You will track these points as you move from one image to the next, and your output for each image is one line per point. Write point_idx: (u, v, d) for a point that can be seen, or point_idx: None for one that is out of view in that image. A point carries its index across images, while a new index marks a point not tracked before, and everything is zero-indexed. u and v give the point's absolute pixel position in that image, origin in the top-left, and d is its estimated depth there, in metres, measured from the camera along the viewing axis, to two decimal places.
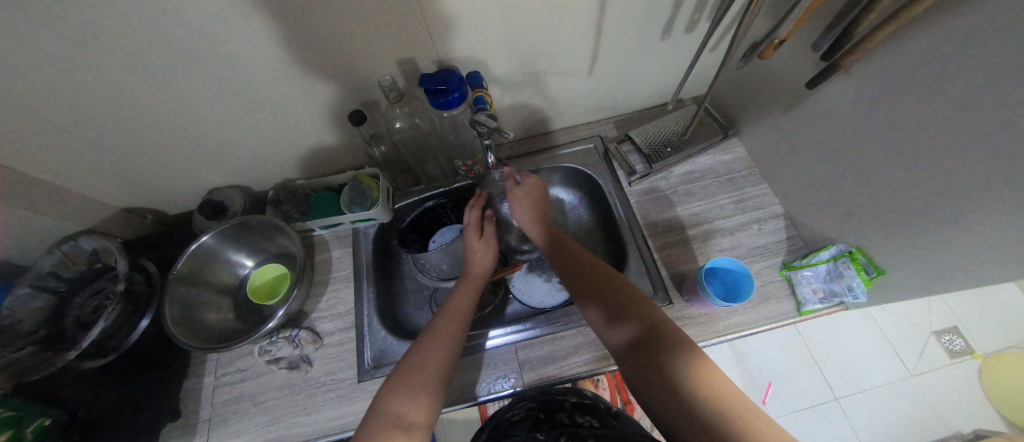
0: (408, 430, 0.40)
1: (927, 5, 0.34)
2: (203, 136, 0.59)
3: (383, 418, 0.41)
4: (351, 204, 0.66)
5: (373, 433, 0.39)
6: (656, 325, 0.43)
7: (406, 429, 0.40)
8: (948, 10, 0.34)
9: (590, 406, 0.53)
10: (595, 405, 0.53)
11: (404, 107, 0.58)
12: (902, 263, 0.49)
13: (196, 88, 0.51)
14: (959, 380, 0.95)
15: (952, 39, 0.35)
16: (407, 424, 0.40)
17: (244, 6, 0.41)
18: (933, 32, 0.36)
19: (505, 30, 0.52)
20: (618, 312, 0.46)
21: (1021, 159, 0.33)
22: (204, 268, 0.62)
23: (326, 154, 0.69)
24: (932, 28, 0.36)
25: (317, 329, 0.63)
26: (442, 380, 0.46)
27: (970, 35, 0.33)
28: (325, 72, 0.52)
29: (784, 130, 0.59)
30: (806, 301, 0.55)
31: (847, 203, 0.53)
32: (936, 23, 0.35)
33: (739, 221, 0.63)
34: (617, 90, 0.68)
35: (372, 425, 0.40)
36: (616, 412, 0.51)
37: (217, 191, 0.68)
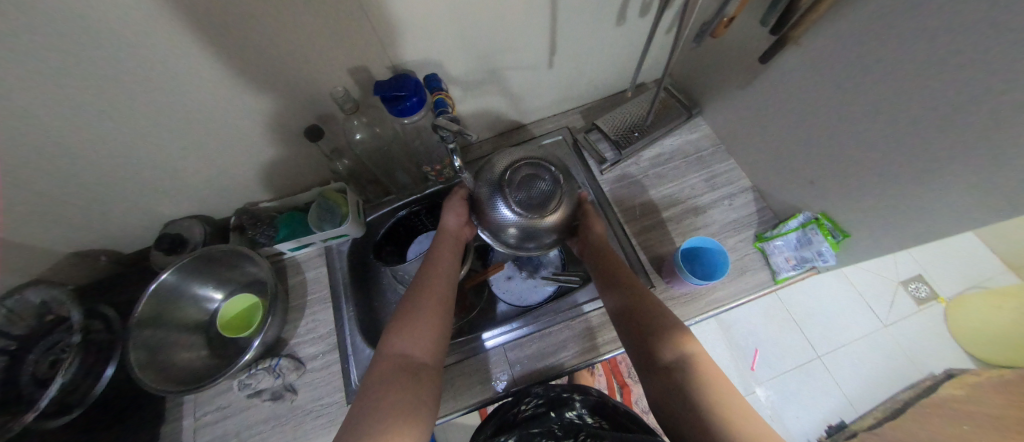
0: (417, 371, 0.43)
1: None
2: (149, 168, 0.55)
3: (392, 362, 0.43)
4: (320, 222, 0.63)
5: (384, 377, 0.42)
6: (661, 311, 0.45)
7: (416, 370, 0.43)
8: None
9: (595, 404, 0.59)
10: (602, 403, 0.58)
11: (363, 117, 0.57)
12: (864, 224, 0.51)
13: (132, 118, 0.47)
14: (927, 325, 1.01)
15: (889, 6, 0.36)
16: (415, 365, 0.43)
17: (170, 26, 0.38)
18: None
19: (458, 29, 0.50)
20: (622, 287, 0.49)
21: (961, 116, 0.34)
22: (168, 306, 0.59)
23: (288, 173, 0.66)
24: None
25: (299, 355, 0.60)
26: (442, 316, 0.48)
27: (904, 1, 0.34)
28: (272, 89, 0.49)
29: (744, 105, 0.60)
30: (780, 270, 0.57)
31: (809, 171, 0.54)
32: None
33: (710, 198, 0.64)
34: (581, 80, 0.68)
35: (381, 367, 0.43)
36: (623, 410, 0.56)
37: (174, 224, 0.65)
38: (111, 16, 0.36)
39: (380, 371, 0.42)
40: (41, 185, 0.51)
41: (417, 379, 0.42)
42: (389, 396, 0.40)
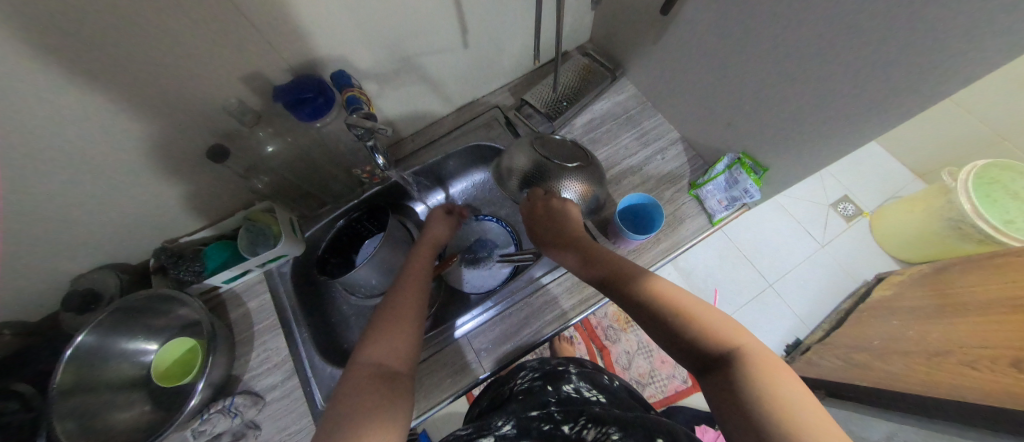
0: (393, 376, 0.40)
1: None
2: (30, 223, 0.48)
3: (365, 369, 0.40)
4: (252, 246, 0.59)
5: (357, 385, 0.38)
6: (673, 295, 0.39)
7: (390, 376, 0.40)
8: None
9: (591, 377, 0.58)
10: (594, 376, 0.59)
11: (269, 128, 0.53)
12: (779, 156, 0.54)
13: None
14: (856, 239, 1.12)
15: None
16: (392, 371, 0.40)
17: None
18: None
19: (356, 20, 0.47)
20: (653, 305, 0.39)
21: None
22: (92, 368, 0.53)
23: (204, 201, 0.60)
24: None
25: (256, 389, 0.57)
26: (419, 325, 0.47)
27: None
28: (157, 114, 0.44)
29: (660, 59, 0.62)
30: (715, 212, 0.60)
31: (727, 114, 0.57)
32: None
33: (644, 155, 0.66)
34: (502, 56, 0.67)
35: (354, 374, 0.40)
36: (614, 388, 0.57)
37: (82, 279, 0.58)
38: None
39: (354, 381, 0.39)
40: None
41: (395, 384, 0.39)
42: (364, 401, 0.36)
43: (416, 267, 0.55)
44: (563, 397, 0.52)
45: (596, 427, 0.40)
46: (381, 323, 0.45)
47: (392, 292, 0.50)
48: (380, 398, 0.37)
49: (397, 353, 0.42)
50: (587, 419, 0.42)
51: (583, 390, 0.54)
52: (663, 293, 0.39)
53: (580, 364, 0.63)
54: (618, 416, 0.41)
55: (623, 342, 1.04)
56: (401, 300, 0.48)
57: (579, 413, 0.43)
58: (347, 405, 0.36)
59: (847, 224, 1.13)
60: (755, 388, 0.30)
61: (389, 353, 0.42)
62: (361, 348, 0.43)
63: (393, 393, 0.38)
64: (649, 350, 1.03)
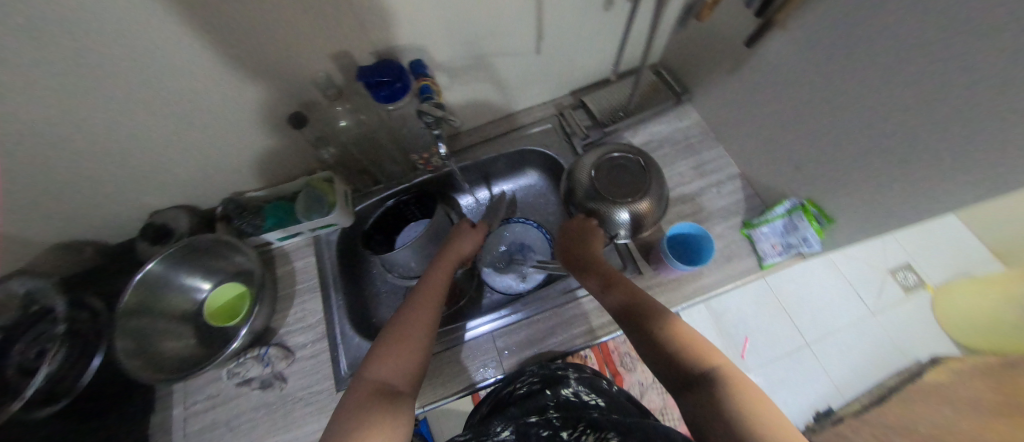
0: (394, 396, 0.40)
1: None
2: (131, 157, 0.54)
3: (369, 388, 0.40)
4: (308, 211, 0.63)
5: (357, 401, 0.38)
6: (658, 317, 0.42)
7: (392, 395, 0.39)
8: None
9: (591, 381, 0.55)
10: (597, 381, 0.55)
11: (347, 104, 0.56)
12: (847, 210, 0.51)
13: (109, 106, 0.46)
14: (914, 312, 1.02)
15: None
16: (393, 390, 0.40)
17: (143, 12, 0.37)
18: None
19: (443, 14, 0.50)
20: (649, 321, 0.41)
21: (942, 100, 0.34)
22: (155, 296, 0.58)
23: (274, 162, 0.65)
24: None
25: (288, 344, 0.60)
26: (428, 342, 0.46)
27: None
28: (254, 77, 0.49)
29: (732, 91, 0.60)
30: (767, 256, 0.57)
31: (797, 157, 0.54)
32: None
33: (698, 185, 0.64)
34: (570, 66, 0.67)
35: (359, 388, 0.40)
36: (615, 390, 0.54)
37: (159, 214, 0.64)
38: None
39: (356, 398, 0.39)
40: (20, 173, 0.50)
41: (395, 406, 0.38)
42: (364, 420, 0.36)
43: (435, 277, 0.54)
44: (563, 402, 0.48)
45: (594, 436, 0.38)
46: (391, 334, 0.45)
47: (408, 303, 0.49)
48: (379, 417, 0.36)
49: (401, 372, 0.42)
50: (586, 426, 0.40)
51: (583, 395, 0.51)
52: (662, 316, 0.41)
53: (580, 368, 0.58)
54: (615, 421, 0.39)
55: (638, 372, 1.01)
56: (412, 312, 0.47)
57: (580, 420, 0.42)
58: (348, 424, 0.35)
59: (906, 295, 1.04)
60: (722, 398, 0.32)
61: (393, 372, 0.42)
62: (367, 365, 0.42)
63: (394, 414, 0.37)
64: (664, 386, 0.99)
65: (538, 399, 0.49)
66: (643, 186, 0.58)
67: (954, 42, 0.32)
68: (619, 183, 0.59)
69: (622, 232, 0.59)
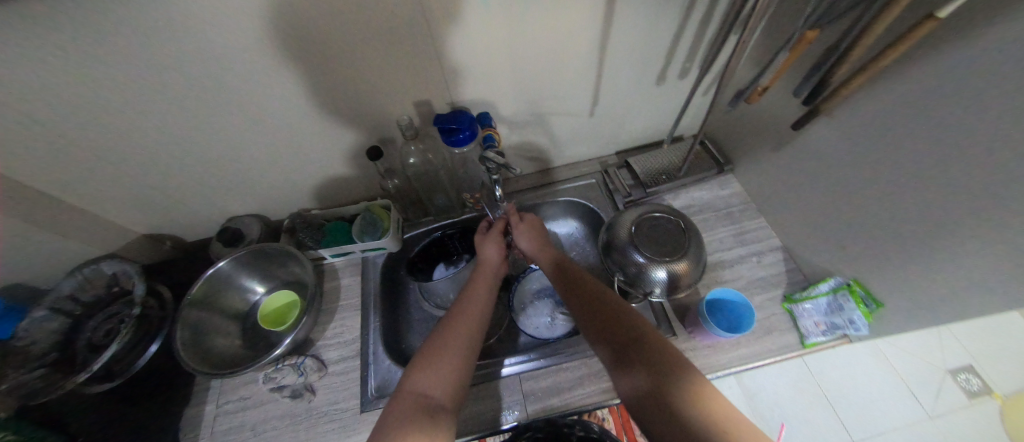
0: (435, 413, 0.41)
1: (888, 61, 0.39)
2: (231, 168, 0.63)
3: (411, 400, 0.42)
4: (362, 233, 0.68)
5: (401, 413, 0.40)
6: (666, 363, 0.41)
7: (432, 411, 0.42)
8: (912, 60, 0.39)
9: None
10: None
11: (420, 144, 0.63)
12: (899, 296, 0.50)
13: (230, 125, 0.55)
14: (980, 424, 0.92)
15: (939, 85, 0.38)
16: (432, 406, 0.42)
17: (283, 58, 0.46)
18: (915, 75, 0.39)
19: (516, 77, 0.57)
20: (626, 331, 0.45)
21: (992, 197, 0.36)
22: (217, 292, 0.64)
23: (342, 185, 0.72)
24: (901, 75, 0.40)
25: (323, 357, 0.63)
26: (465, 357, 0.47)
27: (951, 80, 0.36)
28: (349, 114, 0.57)
29: (776, 167, 0.63)
30: (809, 334, 0.56)
31: (842, 237, 0.55)
32: (905, 69, 0.40)
33: (738, 253, 0.65)
34: (618, 129, 0.73)
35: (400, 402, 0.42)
36: None
37: (236, 220, 0.72)
38: (243, 46, 0.44)
39: (396, 413, 0.41)
40: (144, 170, 0.59)
41: (433, 422, 0.40)
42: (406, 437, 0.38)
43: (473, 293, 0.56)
44: None
45: None
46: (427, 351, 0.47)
47: (449, 317, 0.51)
48: (423, 428, 0.39)
49: (439, 386, 0.44)
50: None
51: None
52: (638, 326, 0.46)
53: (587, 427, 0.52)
54: None
55: None
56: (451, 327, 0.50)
57: None
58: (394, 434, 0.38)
59: (969, 402, 0.94)
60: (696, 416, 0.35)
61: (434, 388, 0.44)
62: (408, 376, 0.45)
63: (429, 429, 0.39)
64: None
65: None
66: (682, 248, 0.60)
67: (1004, 144, 0.33)
68: (658, 239, 0.61)
69: (658, 291, 0.59)
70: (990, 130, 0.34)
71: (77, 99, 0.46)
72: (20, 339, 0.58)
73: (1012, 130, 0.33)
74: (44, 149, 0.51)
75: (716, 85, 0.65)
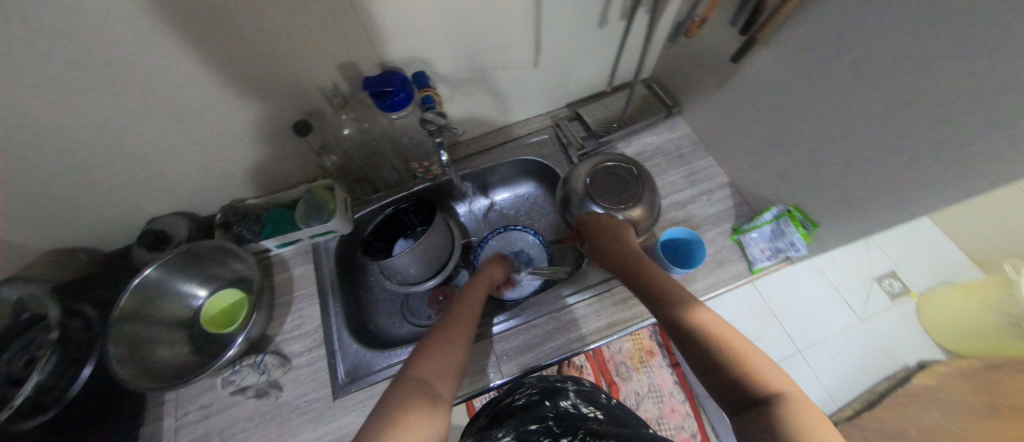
0: (434, 399, 0.39)
1: None
2: (134, 165, 0.54)
3: (410, 384, 0.40)
4: (307, 218, 0.64)
5: (401, 397, 0.38)
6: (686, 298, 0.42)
7: (433, 397, 0.39)
8: None
9: (589, 394, 0.58)
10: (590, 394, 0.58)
11: (350, 112, 0.58)
12: (830, 215, 0.53)
13: (116, 115, 0.47)
14: (901, 319, 1.05)
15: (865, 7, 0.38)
16: (434, 393, 0.39)
17: (158, 26, 0.39)
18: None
19: (447, 29, 0.52)
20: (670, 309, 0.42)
21: (912, 107, 0.37)
22: (150, 301, 0.57)
23: (274, 170, 0.66)
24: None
25: (284, 352, 0.60)
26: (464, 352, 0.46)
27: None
28: (262, 86, 0.50)
29: (720, 104, 0.63)
30: (756, 260, 0.59)
31: (782, 165, 0.57)
32: None
33: (690, 193, 0.67)
34: (566, 79, 0.70)
35: (400, 389, 0.39)
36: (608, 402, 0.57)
37: (158, 220, 0.64)
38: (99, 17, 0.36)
39: (400, 393, 0.38)
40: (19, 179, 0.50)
41: (434, 406, 0.38)
42: (407, 417, 0.35)
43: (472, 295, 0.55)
44: (562, 412, 0.51)
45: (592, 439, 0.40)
46: (430, 343, 0.46)
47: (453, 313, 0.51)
48: (424, 410, 0.37)
49: (440, 375, 0.42)
50: (585, 432, 0.42)
51: (581, 407, 0.54)
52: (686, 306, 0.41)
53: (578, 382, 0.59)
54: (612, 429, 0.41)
55: (633, 381, 0.99)
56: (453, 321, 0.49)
57: (576, 428, 0.44)
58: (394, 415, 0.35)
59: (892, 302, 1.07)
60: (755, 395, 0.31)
61: (436, 376, 0.41)
62: (411, 364, 0.43)
63: (428, 412, 0.37)
64: (660, 394, 0.98)
65: (534, 412, 0.51)
66: (636, 194, 0.61)
67: (925, 59, 0.34)
68: (613, 190, 0.61)
69: None
70: (909, 47, 0.35)
71: None
72: None
73: (930, 43, 0.33)
74: None
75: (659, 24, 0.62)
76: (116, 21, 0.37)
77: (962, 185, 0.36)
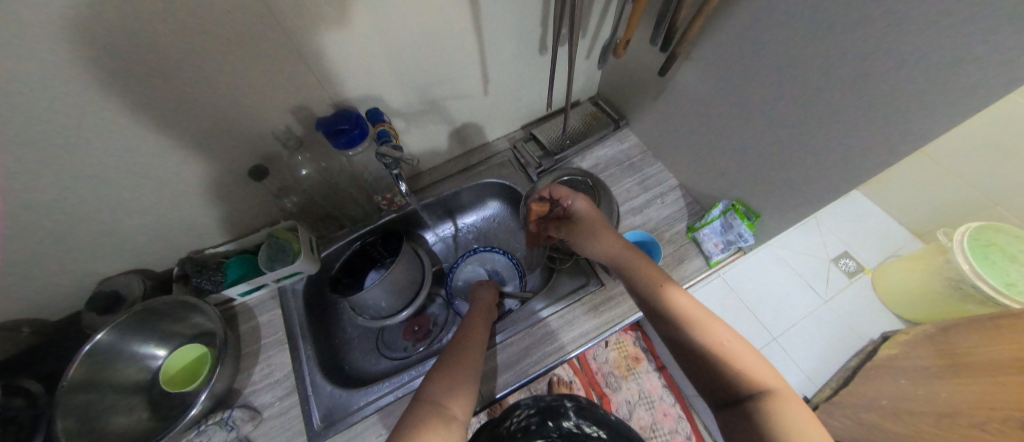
0: (449, 421, 0.42)
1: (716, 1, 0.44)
2: (79, 228, 0.52)
3: (426, 411, 0.42)
4: (271, 262, 0.63)
5: (419, 425, 0.40)
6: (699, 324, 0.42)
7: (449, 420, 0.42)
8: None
9: (592, 410, 0.56)
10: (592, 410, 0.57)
11: (307, 153, 0.60)
12: (769, 204, 0.58)
13: (55, 180, 0.45)
14: (859, 296, 1.12)
15: (772, 11, 0.43)
16: (449, 416, 0.42)
17: (98, 88, 0.39)
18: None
19: (395, 66, 0.55)
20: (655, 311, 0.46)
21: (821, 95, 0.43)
22: (105, 366, 0.54)
23: (233, 217, 0.65)
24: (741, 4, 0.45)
25: (254, 404, 0.57)
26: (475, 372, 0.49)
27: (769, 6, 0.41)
28: (213, 136, 0.50)
29: (659, 114, 0.69)
30: (712, 255, 0.63)
31: (720, 164, 0.62)
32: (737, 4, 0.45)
33: (644, 198, 0.71)
34: (518, 103, 0.74)
35: (415, 417, 0.42)
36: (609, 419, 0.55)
37: (110, 281, 0.61)
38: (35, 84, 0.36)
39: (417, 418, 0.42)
40: None
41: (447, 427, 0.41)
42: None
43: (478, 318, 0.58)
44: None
45: None
46: (441, 368, 0.48)
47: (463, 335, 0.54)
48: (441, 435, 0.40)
49: (456, 399, 0.44)
50: None
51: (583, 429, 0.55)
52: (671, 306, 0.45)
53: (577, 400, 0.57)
54: None
55: (624, 391, 0.98)
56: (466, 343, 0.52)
57: None
58: None
59: (850, 280, 1.15)
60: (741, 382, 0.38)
61: (452, 399, 0.44)
62: (424, 390, 0.45)
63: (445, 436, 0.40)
64: (651, 400, 0.98)
65: None
66: (594, 204, 0.64)
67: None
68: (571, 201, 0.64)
69: None
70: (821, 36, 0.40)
71: None
72: None
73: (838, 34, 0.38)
74: None
75: (595, 47, 0.67)
76: (60, 76, 0.37)
77: (874, 160, 0.41)
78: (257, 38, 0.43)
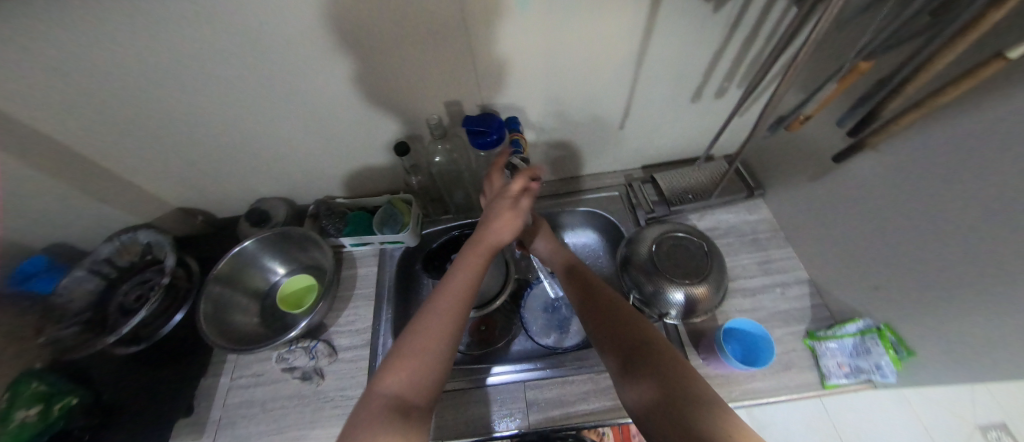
0: (408, 411, 0.37)
1: (953, 97, 0.36)
2: (263, 151, 0.64)
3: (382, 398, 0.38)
4: (382, 225, 0.70)
5: (369, 418, 0.36)
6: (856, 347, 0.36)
7: (406, 411, 0.37)
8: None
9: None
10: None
11: (446, 144, 0.64)
12: (945, 348, 0.46)
13: (266, 110, 0.56)
14: None
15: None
16: (407, 405, 0.38)
17: (321, 45, 0.47)
18: (979, 113, 0.36)
19: (548, 85, 0.58)
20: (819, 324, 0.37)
21: None
22: (240, 270, 0.66)
23: (369, 178, 0.74)
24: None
25: (334, 343, 0.64)
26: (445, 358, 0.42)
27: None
28: (383, 108, 0.58)
29: (809, 196, 0.61)
30: (830, 375, 0.54)
31: (875, 277, 0.52)
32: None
33: (762, 282, 0.64)
34: (648, 142, 0.73)
35: (371, 404, 0.38)
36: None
37: (265, 201, 0.73)
38: (281, 31, 0.45)
39: (366, 413, 0.37)
40: (181, 145, 0.61)
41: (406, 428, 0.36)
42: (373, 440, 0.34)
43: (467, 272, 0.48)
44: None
45: None
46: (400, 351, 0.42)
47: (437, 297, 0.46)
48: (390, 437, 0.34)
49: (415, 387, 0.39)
50: None
51: None
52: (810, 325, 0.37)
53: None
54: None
55: None
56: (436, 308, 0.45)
57: None
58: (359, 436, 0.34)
59: None
60: None
61: (410, 387, 0.39)
62: (382, 373, 0.40)
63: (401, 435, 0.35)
64: None
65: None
66: (704, 271, 0.59)
67: None
68: (680, 260, 0.60)
69: (675, 314, 0.58)
70: None
71: (131, 75, 0.48)
72: (62, 296, 0.63)
73: None
74: (91, 119, 0.54)
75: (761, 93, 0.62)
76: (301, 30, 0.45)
77: None
78: (443, 37, 0.48)
